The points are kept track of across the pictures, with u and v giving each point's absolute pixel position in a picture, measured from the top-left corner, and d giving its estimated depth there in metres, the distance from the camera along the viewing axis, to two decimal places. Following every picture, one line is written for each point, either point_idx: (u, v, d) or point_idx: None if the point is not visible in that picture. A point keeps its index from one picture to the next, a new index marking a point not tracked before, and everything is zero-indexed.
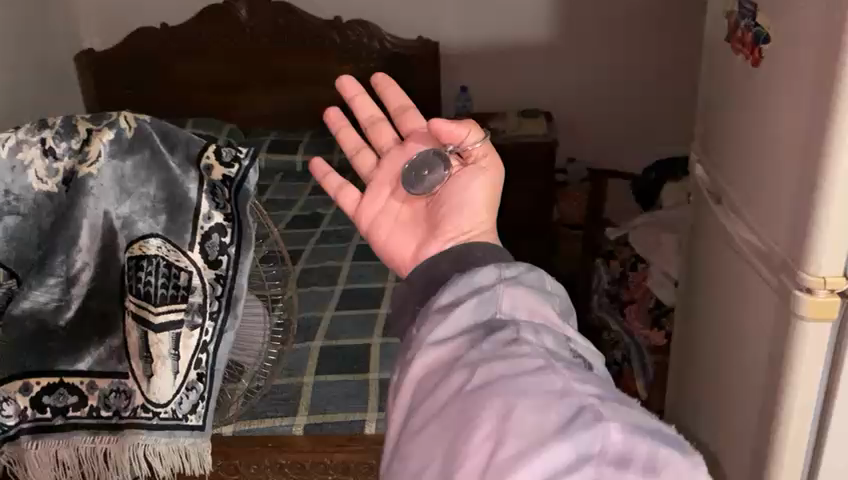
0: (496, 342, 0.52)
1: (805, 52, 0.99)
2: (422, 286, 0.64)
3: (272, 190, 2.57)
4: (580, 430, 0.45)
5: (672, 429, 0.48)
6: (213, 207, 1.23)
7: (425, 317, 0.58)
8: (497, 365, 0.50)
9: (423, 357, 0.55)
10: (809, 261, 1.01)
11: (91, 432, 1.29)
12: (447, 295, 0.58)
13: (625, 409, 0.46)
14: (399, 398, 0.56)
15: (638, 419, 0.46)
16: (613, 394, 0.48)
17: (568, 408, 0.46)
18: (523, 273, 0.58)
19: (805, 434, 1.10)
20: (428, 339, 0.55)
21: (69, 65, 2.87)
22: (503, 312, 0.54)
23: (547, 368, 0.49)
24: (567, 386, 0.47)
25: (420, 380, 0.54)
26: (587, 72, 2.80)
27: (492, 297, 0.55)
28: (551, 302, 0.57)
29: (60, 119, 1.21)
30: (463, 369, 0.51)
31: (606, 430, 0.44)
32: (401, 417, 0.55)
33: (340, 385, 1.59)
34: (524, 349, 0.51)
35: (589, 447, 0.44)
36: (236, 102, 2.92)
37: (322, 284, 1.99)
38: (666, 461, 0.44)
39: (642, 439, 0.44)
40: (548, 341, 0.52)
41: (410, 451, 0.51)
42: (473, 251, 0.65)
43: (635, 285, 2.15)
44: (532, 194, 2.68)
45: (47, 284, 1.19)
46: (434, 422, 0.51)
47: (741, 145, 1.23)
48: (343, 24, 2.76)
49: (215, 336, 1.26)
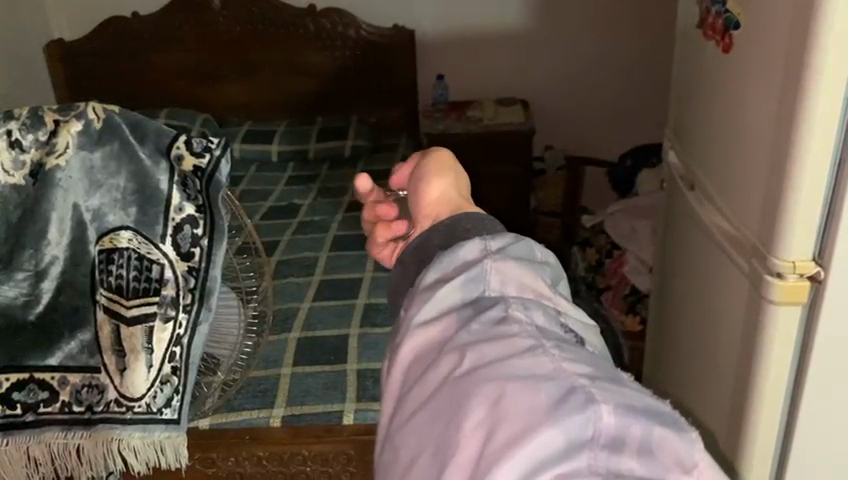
0: (484, 323, 0.44)
1: (773, 35, 0.99)
2: (415, 268, 0.53)
3: (247, 181, 2.54)
4: (572, 412, 0.38)
5: (668, 405, 0.42)
6: (184, 199, 1.21)
7: (410, 300, 0.49)
8: (486, 347, 0.42)
9: (410, 341, 0.46)
10: (778, 246, 1.02)
11: (63, 427, 1.28)
12: (433, 272, 0.49)
13: (618, 389, 0.40)
14: (387, 389, 0.48)
15: (632, 398, 0.39)
16: (605, 372, 0.42)
17: (557, 388, 0.39)
18: (510, 244, 0.49)
19: (776, 417, 1.11)
20: (416, 318, 0.47)
21: (38, 56, 2.83)
22: (492, 290, 0.46)
23: (537, 348, 0.42)
24: (558, 366, 0.41)
25: (410, 367, 0.46)
26: (562, 60, 2.80)
27: (480, 275, 0.46)
28: (542, 275, 0.49)
29: (26, 109, 1.16)
30: (452, 352, 0.43)
31: (598, 413, 0.38)
32: (393, 403, 0.47)
33: (319, 377, 1.58)
34: (513, 329, 0.43)
35: (581, 431, 0.37)
36: (210, 93, 2.89)
37: (299, 275, 1.98)
38: (660, 441, 0.38)
39: (636, 419, 0.38)
40: (539, 318, 0.45)
41: (400, 445, 0.44)
42: (463, 226, 0.52)
43: (610, 273, 2.19)
44: (507, 184, 2.69)
45: (16, 279, 1.18)
46: (421, 411, 0.43)
47: (712, 131, 1.24)
48: (318, 12, 2.74)
49: (189, 329, 1.26)
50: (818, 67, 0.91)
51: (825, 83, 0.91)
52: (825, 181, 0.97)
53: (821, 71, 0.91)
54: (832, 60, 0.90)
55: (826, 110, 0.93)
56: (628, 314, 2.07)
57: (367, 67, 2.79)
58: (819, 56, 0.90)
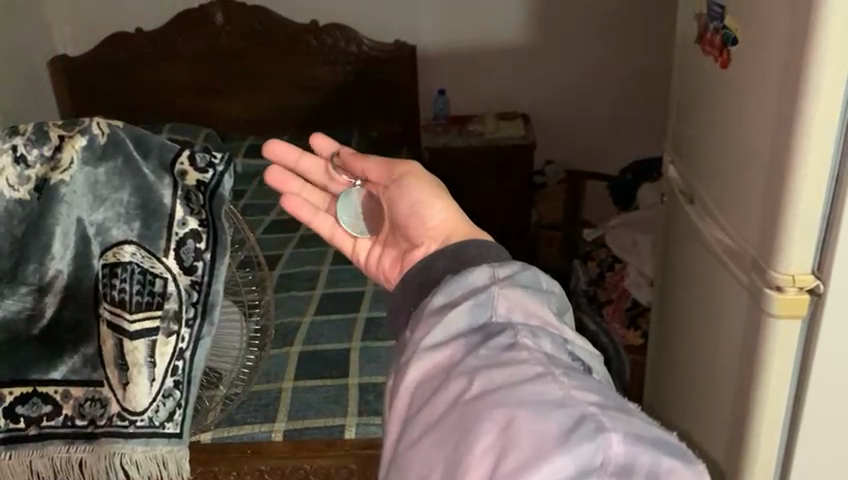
0: (492, 349, 0.51)
1: (770, 48, 1.00)
2: (415, 287, 0.62)
3: (250, 195, 2.55)
4: (583, 440, 0.43)
5: (671, 436, 0.46)
6: (187, 213, 1.22)
7: (418, 320, 0.57)
8: (496, 372, 0.49)
9: (417, 364, 0.54)
10: (777, 259, 1.02)
11: (66, 441, 1.28)
12: (441, 296, 0.56)
13: (626, 418, 0.45)
14: (392, 412, 0.55)
15: (639, 428, 0.45)
16: (612, 401, 0.47)
17: (569, 417, 0.45)
18: (517, 272, 0.56)
19: (777, 434, 1.12)
20: (422, 343, 0.54)
21: (42, 70, 2.84)
22: (498, 315, 0.53)
23: (546, 375, 0.48)
24: (568, 393, 0.47)
25: (414, 392, 0.53)
26: (562, 75, 2.82)
27: (488, 300, 0.54)
28: (547, 301, 0.55)
29: (31, 125, 1.19)
30: (461, 376, 0.50)
31: (607, 441, 0.43)
32: (399, 424, 0.53)
33: (320, 391, 1.58)
34: (523, 356, 0.50)
35: (592, 457, 0.43)
36: (213, 108, 2.90)
37: (300, 288, 1.99)
38: (669, 471, 0.43)
39: (644, 449, 0.43)
40: (546, 346, 0.52)
41: (409, 463, 0.50)
42: (469, 251, 0.62)
43: (611, 286, 2.20)
44: (508, 199, 2.70)
45: (20, 293, 1.19)
46: (430, 433, 0.49)
47: (712, 145, 1.25)
48: (320, 28, 2.75)
49: (192, 342, 1.25)
50: (816, 80, 0.92)
51: (823, 95, 0.92)
52: (823, 192, 0.97)
53: (819, 83, 0.92)
54: (830, 72, 0.91)
55: (823, 120, 0.93)
56: (630, 328, 2.08)
57: (369, 81, 2.80)
58: (814, 69, 0.91)
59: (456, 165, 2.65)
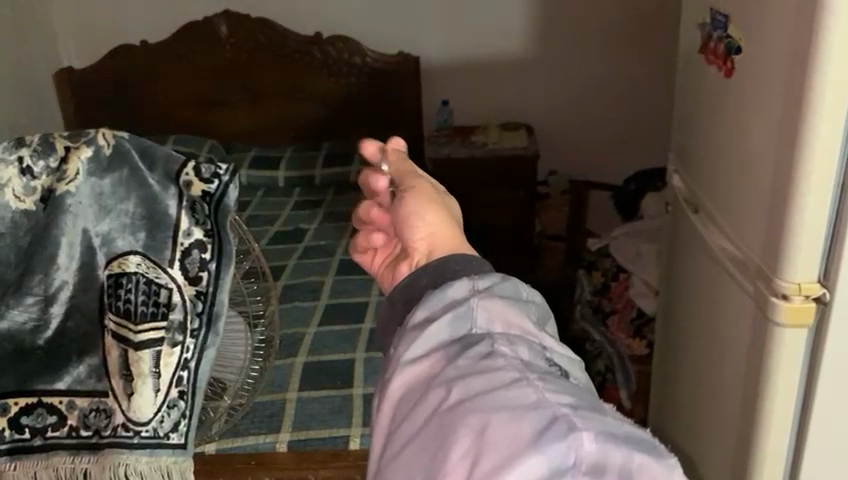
0: (470, 358, 0.51)
1: (773, 55, 1.01)
2: (402, 306, 0.63)
3: (254, 206, 2.56)
4: (554, 440, 0.44)
5: (646, 432, 0.47)
6: (192, 223, 1.22)
7: (401, 336, 0.57)
8: (472, 380, 0.49)
9: (399, 377, 0.54)
10: (783, 268, 1.02)
11: (71, 452, 1.27)
12: (422, 311, 0.57)
13: (598, 417, 0.46)
14: (379, 423, 0.56)
15: (613, 427, 0.45)
16: (586, 402, 0.48)
17: (541, 418, 0.45)
18: (497, 283, 0.57)
19: (784, 443, 1.11)
20: (404, 357, 0.54)
21: (47, 81, 2.86)
22: (479, 327, 0.53)
23: (521, 380, 0.48)
24: (541, 396, 0.47)
25: (398, 403, 0.54)
26: (565, 85, 2.83)
27: (467, 312, 0.54)
28: (527, 311, 0.56)
29: (37, 136, 1.21)
30: (439, 387, 0.50)
31: (579, 440, 0.43)
32: (384, 437, 0.54)
33: (325, 402, 1.59)
34: (499, 363, 0.50)
35: (564, 457, 0.43)
36: (216, 119, 2.91)
37: (304, 298, 1.99)
38: (641, 469, 0.44)
39: (617, 446, 0.44)
40: (524, 353, 0.52)
41: (393, 473, 0.50)
42: (452, 267, 0.62)
43: (616, 295, 2.18)
44: (512, 209, 2.70)
45: (25, 303, 1.19)
46: (412, 443, 0.50)
47: (716, 154, 1.24)
48: (323, 39, 2.77)
49: (196, 353, 1.25)
50: (820, 87, 0.92)
51: (827, 102, 0.92)
52: (828, 199, 0.98)
53: (823, 89, 0.92)
54: (834, 79, 0.91)
55: (828, 126, 0.94)
56: (634, 336, 2.07)
57: (372, 92, 2.81)
58: (818, 76, 0.92)
59: (459, 175, 2.65)
